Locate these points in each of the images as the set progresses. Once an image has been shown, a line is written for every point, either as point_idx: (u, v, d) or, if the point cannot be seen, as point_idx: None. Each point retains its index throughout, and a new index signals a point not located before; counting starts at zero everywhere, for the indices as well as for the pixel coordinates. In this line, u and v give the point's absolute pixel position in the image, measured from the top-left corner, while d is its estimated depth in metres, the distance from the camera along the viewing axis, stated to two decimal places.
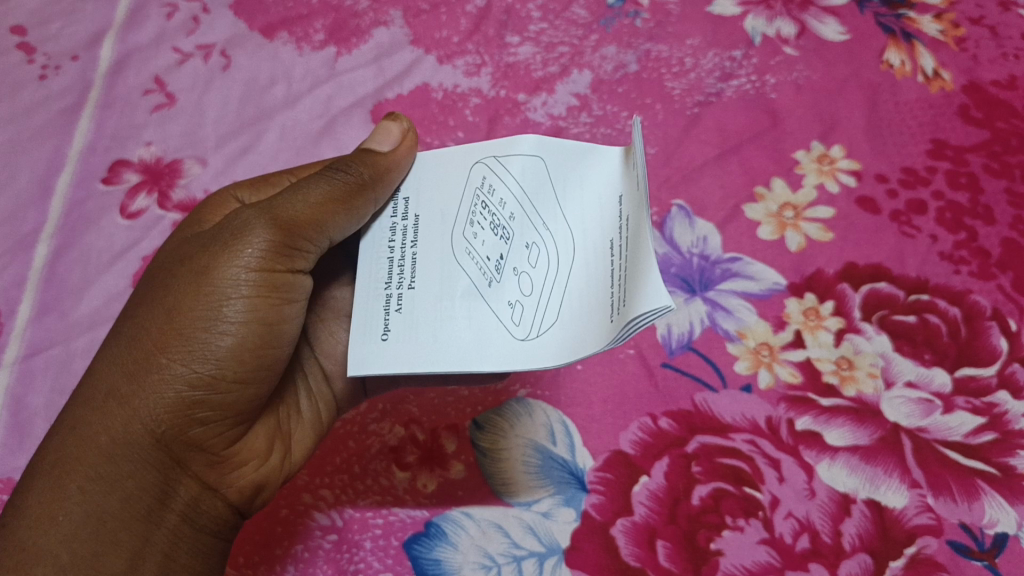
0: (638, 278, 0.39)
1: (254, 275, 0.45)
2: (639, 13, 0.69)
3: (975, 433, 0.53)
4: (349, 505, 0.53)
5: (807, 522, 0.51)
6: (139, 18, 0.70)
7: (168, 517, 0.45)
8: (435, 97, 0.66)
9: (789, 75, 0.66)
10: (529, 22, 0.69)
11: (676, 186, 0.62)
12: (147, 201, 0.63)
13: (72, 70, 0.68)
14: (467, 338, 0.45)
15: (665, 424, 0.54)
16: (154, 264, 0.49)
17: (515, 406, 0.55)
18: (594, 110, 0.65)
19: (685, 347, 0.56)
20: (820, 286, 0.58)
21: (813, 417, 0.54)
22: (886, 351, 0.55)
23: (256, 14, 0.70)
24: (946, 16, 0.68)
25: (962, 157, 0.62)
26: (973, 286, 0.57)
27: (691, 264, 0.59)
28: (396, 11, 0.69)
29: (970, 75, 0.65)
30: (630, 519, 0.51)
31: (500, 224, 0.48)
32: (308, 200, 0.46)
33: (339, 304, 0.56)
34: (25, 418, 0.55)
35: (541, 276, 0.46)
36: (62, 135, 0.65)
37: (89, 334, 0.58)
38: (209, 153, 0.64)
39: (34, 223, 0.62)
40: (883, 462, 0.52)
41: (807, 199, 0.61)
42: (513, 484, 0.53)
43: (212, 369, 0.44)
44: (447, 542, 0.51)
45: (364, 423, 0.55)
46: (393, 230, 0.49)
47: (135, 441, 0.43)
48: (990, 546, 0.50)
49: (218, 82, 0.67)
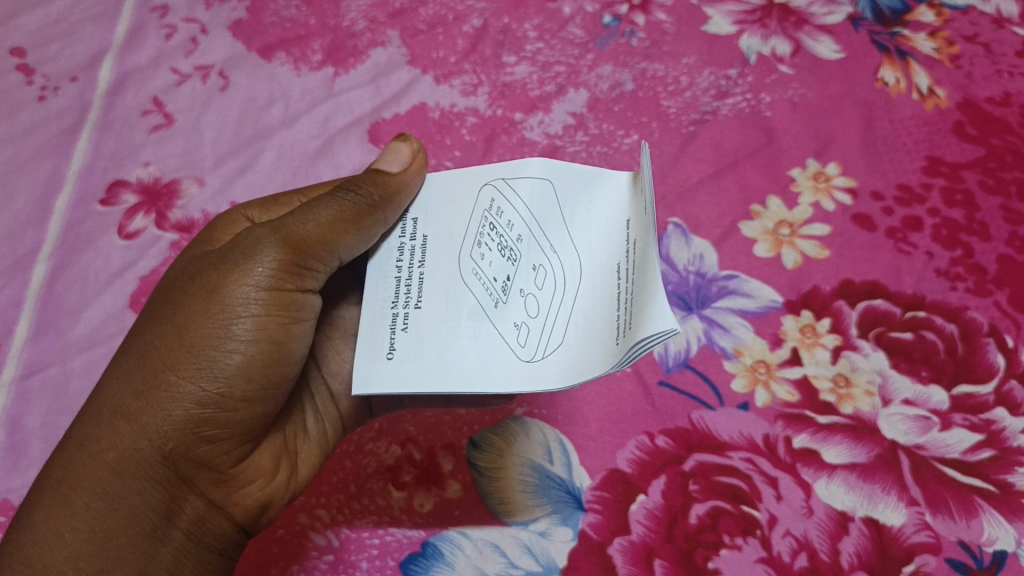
0: (644, 302, 0.39)
1: (263, 293, 0.45)
2: (635, 32, 0.70)
3: (974, 450, 0.53)
4: (345, 525, 0.53)
5: (805, 540, 0.51)
6: (139, 38, 0.70)
7: (173, 535, 0.45)
8: (433, 117, 0.66)
9: (784, 93, 0.66)
10: (525, 41, 0.69)
11: (671, 205, 0.62)
12: (145, 222, 0.63)
13: (70, 91, 0.68)
14: (473, 358, 0.45)
15: (662, 441, 0.54)
16: (162, 282, 0.49)
17: (513, 424, 0.55)
18: (590, 129, 0.65)
19: (682, 365, 0.56)
20: (816, 302, 0.58)
21: (811, 434, 0.54)
22: (883, 368, 0.55)
23: (254, 36, 0.70)
24: (940, 33, 0.69)
25: (957, 174, 0.62)
26: (970, 303, 0.57)
27: (687, 281, 0.59)
28: (394, 31, 0.70)
29: (965, 92, 0.66)
30: (627, 538, 0.51)
31: (508, 245, 0.48)
32: (318, 219, 0.47)
33: (346, 324, 0.55)
34: (21, 438, 0.55)
35: (548, 298, 0.46)
36: (60, 155, 0.66)
37: (86, 354, 0.58)
38: (207, 173, 0.65)
39: (32, 243, 0.63)
40: (881, 480, 0.52)
41: (803, 216, 0.61)
42: (510, 504, 0.53)
43: (220, 388, 0.44)
44: (444, 562, 0.51)
45: (361, 443, 0.56)
46: (400, 250, 0.50)
47: (142, 458, 0.43)
48: (989, 564, 0.50)
49: (217, 102, 0.68)
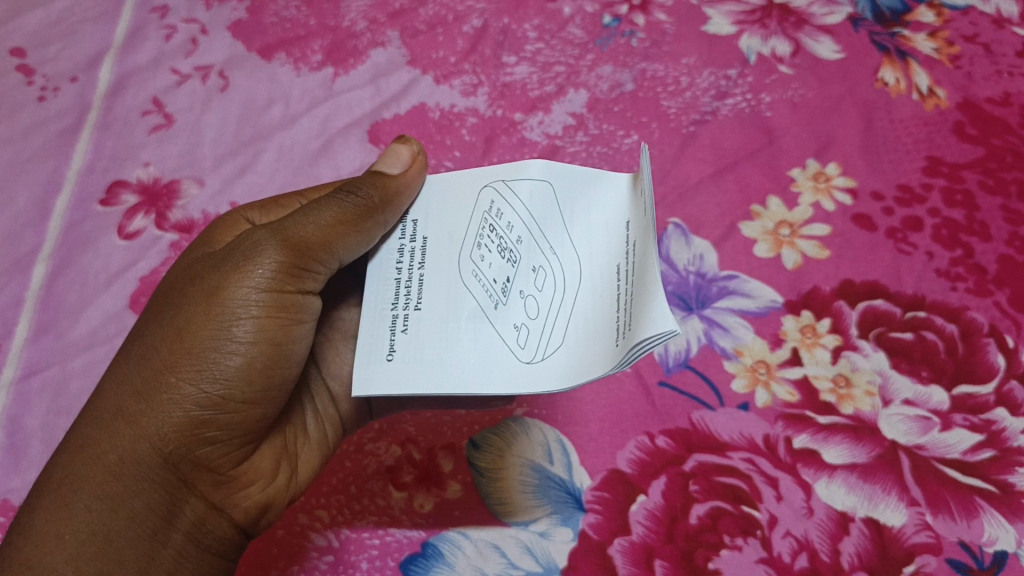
0: (644, 303, 0.39)
1: (263, 295, 0.45)
2: (635, 33, 0.70)
3: (974, 450, 0.53)
4: (345, 525, 0.53)
5: (805, 541, 0.51)
6: (139, 39, 0.70)
7: (174, 537, 0.45)
8: (433, 117, 0.66)
9: (784, 93, 0.66)
10: (525, 41, 0.69)
11: (671, 205, 0.62)
12: (145, 222, 0.63)
13: (70, 91, 0.68)
14: (472, 360, 0.45)
15: (662, 442, 0.54)
16: (163, 284, 0.49)
17: (513, 425, 0.55)
18: (590, 129, 0.65)
19: (682, 365, 0.56)
20: (817, 303, 0.58)
21: (811, 435, 0.54)
22: (883, 368, 0.55)
23: (254, 36, 0.70)
24: (940, 34, 0.69)
25: (957, 174, 0.62)
26: (970, 303, 0.57)
27: (687, 282, 0.59)
28: (394, 31, 0.70)
29: (965, 92, 0.66)
30: (628, 539, 0.51)
31: (508, 247, 0.48)
32: (318, 221, 0.47)
33: (346, 325, 0.55)
34: (21, 439, 0.55)
35: (548, 299, 0.46)
36: (60, 155, 0.66)
37: (86, 354, 0.58)
38: (206, 173, 0.65)
39: (32, 244, 0.62)
40: (881, 481, 0.52)
41: (803, 216, 0.61)
42: (510, 504, 0.53)
43: (220, 390, 0.44)
44: (444, 563, 0.51)
45: (361, 443, 0.56)
46: (400, 251, 0.50)
47: (142, 460, 0.43)
48: (990, 564, 0.50)
49: (217, 103, 0.68)
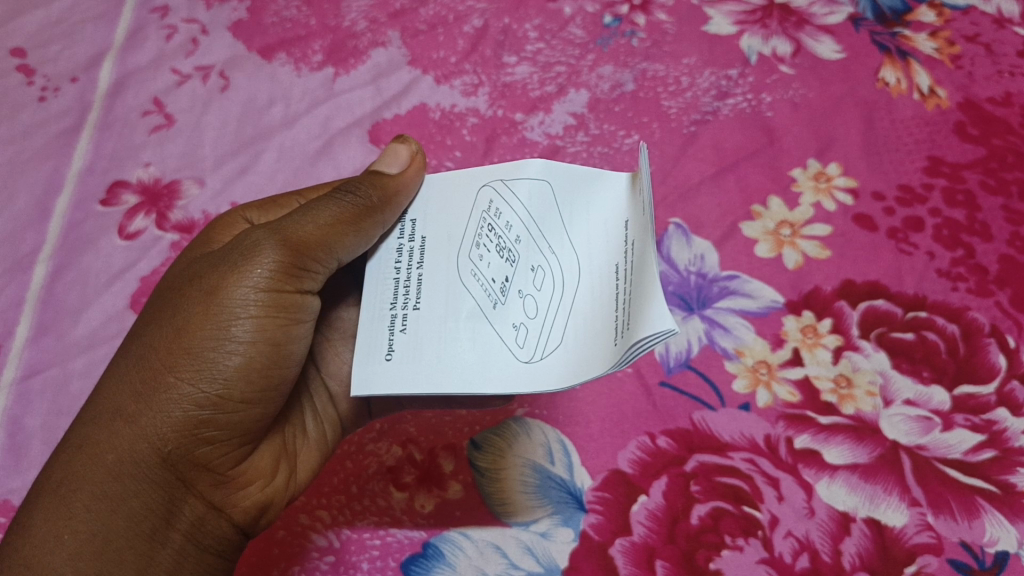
0: (642, 303, 0.38)
1: (262, 294, 0.45)
2: (635, 33, 0.70)
3: (975, 450, 0.53)
4: (346, 526, 0.53)
5: (806, 541, 0.51)
6: (139, 39, 0.70)
7: (173, 537, 0.45)
8: (434, 117, 0.66)
9: (785, 93, 0.66)
10: (526, 41, 0.69)
11: (672, 205, 0.62)
12: (145, 222, 0.63)
13: (71, 91, 0.68)
14: (471, 359, 0.45)
15: (663, 442, 0.54)
16: (162, 284, 0.49)
17: (514, 425, 0.55)
18: (591, 129, 0.65)
19: (683, 365, 0.56)
20: (818, 303, 0.58)
21: (812, 435, 0.54)
22: (884, 368, 0.55)
23: (255, 36, 0.70)
24: (941, 33, 0.69)
25: (958, 174, 0.62)
26: (971, 303, 0.57)
27: (689, 282, 0.59)
28: (394, 31, 0.70)
29: (966, 92, 0.65)
30: (629, 539, 0.51)
31: (506, 246, 0.48)
32: (318, 221, 0.47)
33: (346, 325, 0.55)
34: (22, 439, 0.55)
35: (547, 299, 0.46)
36: (60, 156, 0.66)
37: (87, 354, 0.58)
38: (207, 173, 0.65)
39: (32, 244, 0.62)
40: (882, 481, 0.52)
41: (804, 216, 0.61)
42: (511, 504, 0.53)
43: (219, 389, 0.44)
44: (445, 563, 0.51)
45: (362, 443, 0.56)
46: (399, 251, 0.50)
47: (141, 459, 0.43)
48: (991, 564, 0.50)
49: (217, 103, 0.68)
